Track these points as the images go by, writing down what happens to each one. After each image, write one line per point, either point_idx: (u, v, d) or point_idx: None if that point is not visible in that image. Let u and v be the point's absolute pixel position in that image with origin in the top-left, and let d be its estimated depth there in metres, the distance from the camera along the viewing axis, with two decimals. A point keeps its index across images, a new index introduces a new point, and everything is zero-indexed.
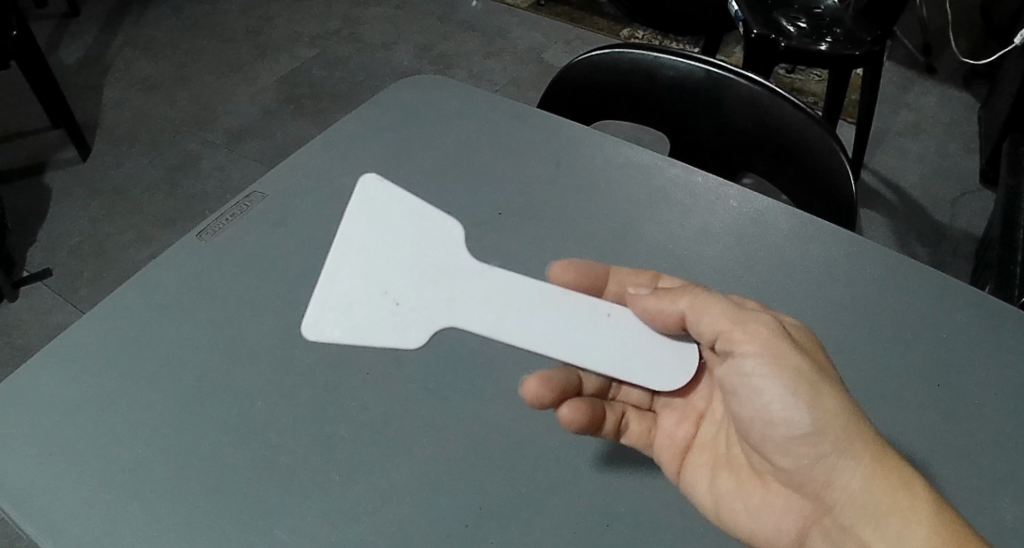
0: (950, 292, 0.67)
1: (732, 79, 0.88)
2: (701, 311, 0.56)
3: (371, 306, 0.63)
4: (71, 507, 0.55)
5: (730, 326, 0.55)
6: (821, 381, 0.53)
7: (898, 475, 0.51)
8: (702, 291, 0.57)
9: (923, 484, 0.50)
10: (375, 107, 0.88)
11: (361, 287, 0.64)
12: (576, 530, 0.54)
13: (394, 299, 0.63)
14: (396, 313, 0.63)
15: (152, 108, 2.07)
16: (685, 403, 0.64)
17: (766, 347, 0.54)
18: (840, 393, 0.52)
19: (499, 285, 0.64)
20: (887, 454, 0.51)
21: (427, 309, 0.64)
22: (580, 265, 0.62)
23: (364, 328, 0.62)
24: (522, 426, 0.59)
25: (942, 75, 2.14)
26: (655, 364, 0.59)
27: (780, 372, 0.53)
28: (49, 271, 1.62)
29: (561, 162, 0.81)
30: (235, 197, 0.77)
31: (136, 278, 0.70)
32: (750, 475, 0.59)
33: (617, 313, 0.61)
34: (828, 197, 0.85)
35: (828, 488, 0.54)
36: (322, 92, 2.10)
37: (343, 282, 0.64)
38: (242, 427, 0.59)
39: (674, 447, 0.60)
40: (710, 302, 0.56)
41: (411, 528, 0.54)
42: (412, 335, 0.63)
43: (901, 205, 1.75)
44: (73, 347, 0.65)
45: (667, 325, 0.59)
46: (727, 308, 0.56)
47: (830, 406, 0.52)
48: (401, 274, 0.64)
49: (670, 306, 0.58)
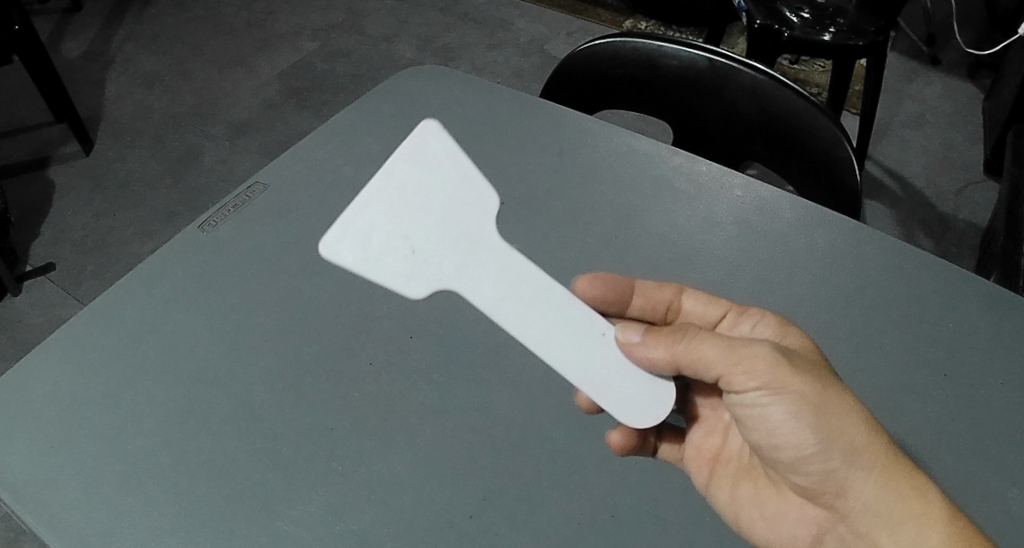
0: (954, 281, 0.67)
1: (734, 68, 0.88)
2: (695, 355, 0.54)
3: (386, 245, 0.56)
4: (77, 498, 0.55)
5: (727, 364, 0.53)
6: (826, 402, 0.51)
7: (909, 482, 0.50)
8: (696, 332, 0.54)
9: (936, 490, 0.49)
10: (378, 98, 0.89)
11: (385, 223, 0.57)
12: (581, 520, 0.54)
13: (411, 247, 0.57)
14: (409, 261, 0.57)
15: (154, 102, 2.07)
16: (713, 415, 0.65)
17: (765, 381, 0.52)
18: (847, 410, 0.51)
19: (510, 270, 0.57)
20: (898, 461, 0.50)
21: (439, 266, 0.57)
22: (607, 280, 0.59)
23: (375, 266, 0.56)
24: (524, 416, 0.60)
25: (946, 65, 2.13)
26: (631, 399, 0.55)
27: (783, 401, 0.52)
28: (53, 265, 1.63)
29: (565, 151, 0.81)
30: (238, 188, 0.78)
31: (140, 269, 0.71)
32: (767, 482, 0.60)
33: (612, 334, 0.56)
34: (831, 185, 0.85)
35: (841, 499, 0.53)
36: (324, 84, 2.10)
37: (369, 209, 0.57)
38: (244, 418, 0.60)
39: (702, 457, 0.60)
40: (703, 346, 0.54)
41: (415, 520, 0.54)
42: (416, 286, 0.57)
43: (904, 196, 1.74)
44: (74, 340, 0.65)
45: (659, 368, 0.55)
46: (721, 346, 0.53)
47: (835, 425, 0.51)
48: (427, 220, 0.57)
49: (662, 359, 0.54)
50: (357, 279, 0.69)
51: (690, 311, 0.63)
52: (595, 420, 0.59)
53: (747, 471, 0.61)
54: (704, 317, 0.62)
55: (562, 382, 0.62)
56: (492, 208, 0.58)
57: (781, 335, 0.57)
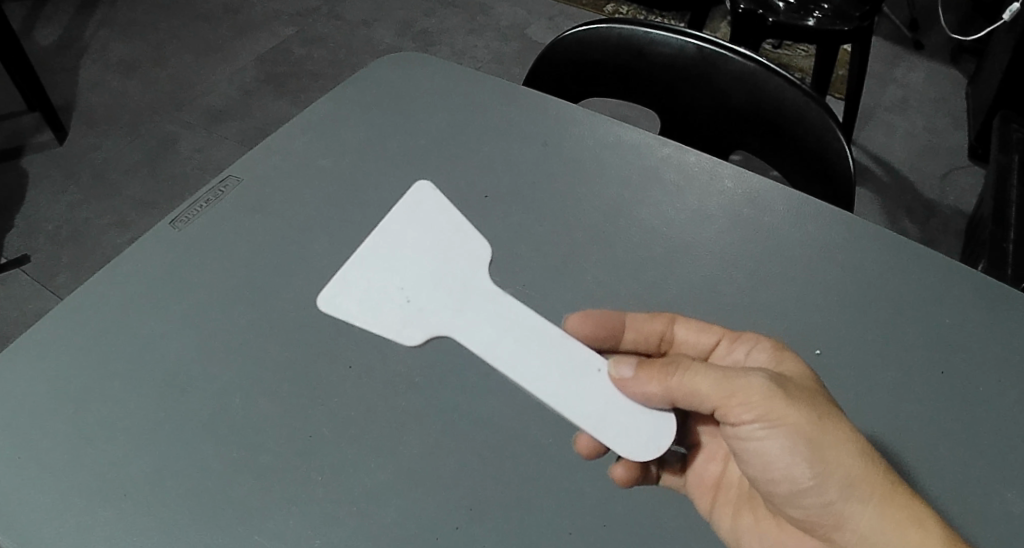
0: (948, 273, 0.66)
1: (724, 55, 0.86)
2: (689, 388, 0.53)
3: (386, 298, 0.61)
4: (43, 513, 0.53)
5: (721, 395, 0.52)
6: (821, 435, 0.50)
7: (912, 513, 0.48)
8: (690, 365, 0.54)
9: (937, 522, 0.47)
10: (356, 86, 0.86)
11: (386, 278, 0.62)
12: (571, 529, 0.52)
13: (406, 296, 0.61)
14: (406, 309, 0.61)
15: (129, 89, 2.01)
16: (714, 441, 0.63)
17: (761, 412, 0.51)
18: (846, 442, 0.49)
19: (501, 313, 0.60)
20: (897, 489, 0.49)
21: (435, 313, 0.60)
22: (596, 316, 0.59)
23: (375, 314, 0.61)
24: (513, 420, 0.58)
25: (930, 49, 2.12)
26: (631, 432, 0.55)
27: (779, 433, 0.51)
28: (27, 257, 1.58)
29: (549, 142, 0.79)
30: (211, 182, 0.75)
31: (108, 269, 0.68)
32: (769, 513, 0.58)
33: (606, 369, 0.57)
34: (824, 175, 0.83)
35: (838, 533, 0.52)
36: (303, 70, 2.05)
37: (369, 267, 0.63)
38: (220, 424, 0.57)
39: (703, 485, 0.58)
40: (697, 378, 0.53)
41: (399, 531, 0.52)
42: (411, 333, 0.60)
43: (890, 182, 1.74)
44: (40, 344, 0.62)
45: (654, 402, 0.55)
46: (717, 381, 0.52)
47: (831, 458, 0.49)
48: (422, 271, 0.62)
49: (656, 393, 0.54)
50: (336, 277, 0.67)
51: (683, 340, 0.61)
52: None
53: (748, 500, 0.59)
54: (698, 345, 0.61)
55: None
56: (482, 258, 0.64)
57: (778, 362, 0.56)
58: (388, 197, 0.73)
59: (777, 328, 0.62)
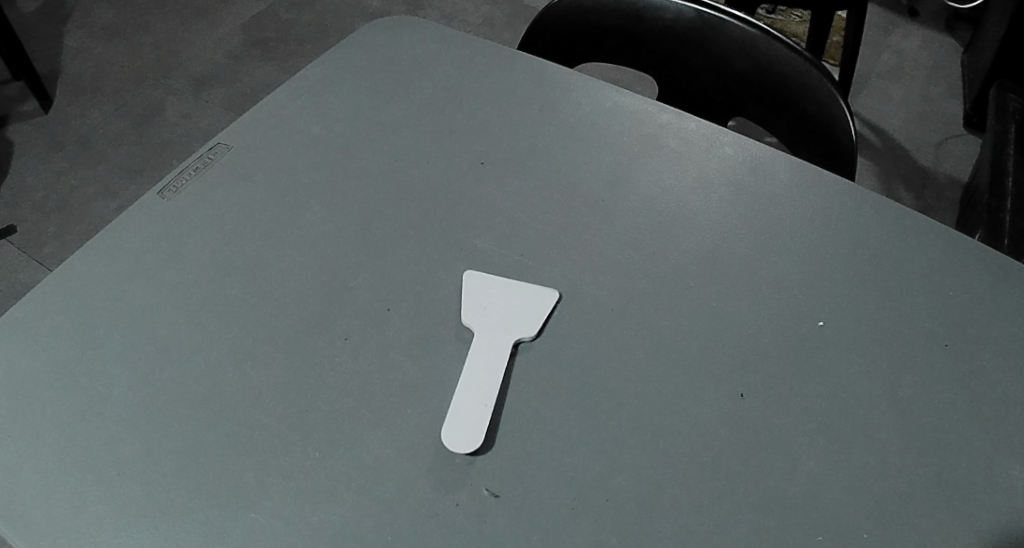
0: (949, 244, 0.65)
1: (724, 20, 0.84)
2: (687, 372, 0.57)
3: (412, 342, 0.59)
4: (35, 492, 0.52)
5: (717, 386, 0.57)
6: (810, 422, 0.55)
7: (900, 496, 0.51)
8: (690, 354, 0.58)
9: (929, 496, 0.51)
10: (345, 50, 0.83)
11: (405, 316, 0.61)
12: (574, 505, 0.51)
13: (430, 335, 0.59)
14: (429, 344, 0.59)
15: (113, 56, 1.96)
16: None
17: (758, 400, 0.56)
18: (830, 428, 0.54)
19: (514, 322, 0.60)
20: (887, 467, 0.53)
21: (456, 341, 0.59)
22: (611, 313, 0.61)
23: (400, 358, 0.58)
24: (512, 393, 0.56)
25: (925, 16, 2.10)
26: (649, 404, 0.56)
27: (776, 417, 0.55)
28: (14, 228, 1.56)
29: (546, 108, 0.77)
30: (198, 150, 0.73)
31: (96, 241, 0.66)
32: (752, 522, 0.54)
33: (621, 348, 0.59)
34: (824, 143, 0.81)
35: (837, 513, 0.50)
36: (289, 35, 2.00)
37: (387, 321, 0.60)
38: (214, 400, 0.56)
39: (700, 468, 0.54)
40: (694, 365, 0.58)
41: (400, 506, 0.51)
42: (441, 362, 0.58)
43: (886, 151, 1.73)
44: (28, 320, 0.61)
45: (649, 390, 0.56)
46: (714, 370, 0.57)
47: (821, 441, 0.54)
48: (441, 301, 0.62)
49: (655, 376, 0.57)
50: (330, 249, 0.65)
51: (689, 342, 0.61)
52: (588, 394, 0.56)
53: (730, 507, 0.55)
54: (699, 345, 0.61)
55: (553, 355, 0.58)
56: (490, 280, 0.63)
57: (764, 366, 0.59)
58: (380, 166, 0.71)
59: (779, 298, 0.62)
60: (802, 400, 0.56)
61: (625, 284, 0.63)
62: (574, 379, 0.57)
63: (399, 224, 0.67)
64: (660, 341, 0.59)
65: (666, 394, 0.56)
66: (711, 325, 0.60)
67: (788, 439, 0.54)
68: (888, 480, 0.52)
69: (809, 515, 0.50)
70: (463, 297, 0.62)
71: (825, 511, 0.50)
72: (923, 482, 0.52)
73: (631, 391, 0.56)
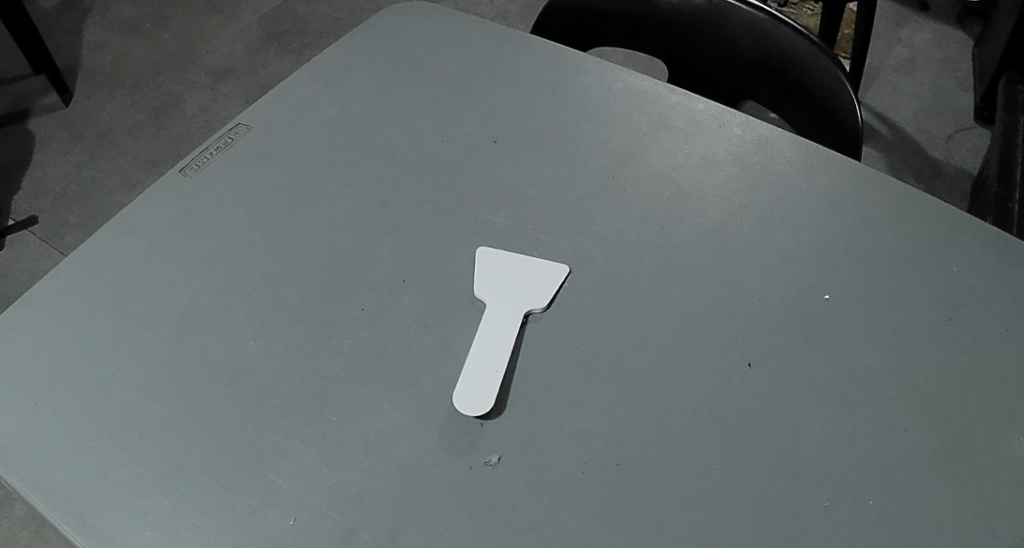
0: (956, 223, 0.66)
1: (733, 5, 0.85)
2: (693, 342, 0.59)
3: (427, 314, 0.61)
4: (65, 454, 0.54)
5: (724, 354, 0.58)
6: (813, 387, 0.56)
7: (900, 461, 0.52)
8: (697, 324, 0.60)
9: (929, 462, 0.52)
10: (362, 36, 0.85)
11: (420, 290, 0.62)
12: (584, 469, 0.52)
13: (444, 307, 0.61)
14: (444, 315, 0.61)
15: (133, 49, 1.99)
16: None
17: (761, 365, 0.57)
18: (833, 393, 0.56)
19: (524, 296, 0.61)
20: (890, 432, 0.54)
21: (469, 312, 0.61)
22: (621, 286, 0.62)
23: (415, 327, 0.60)
24: (523, 361, 0.58)
25: (937, 10, 2.09)
26: (659, 371, 0.57)
27: (779, 382, 0.56)
28: (35, 218, 1.59)
29: (558, 89, 0.78)
30: (219, 131, 0.74)
31: (120, 217, 0.68)
32: None
33: (630, 319, 0.60)
34: (830, 125, 0.81)
35: (840, 475, 0.52)
36: (304, 29, 2.02)
37: (404, 293, 0.62)
38: (234, 368, 0.58)
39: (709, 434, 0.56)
40: (699, 334, 0.59)
41: (415, 469, 0.53)
42: (454, 331, 0.60)
43: (895, 141, 1.74)
44: (57, 293, 0.63)
45: (656, 358, 0.58)
46: (720, 338, 0.59)
47: (823, 405, 0.55)
48: (457, 275, 0.63)
49: (663, 345, 0.58)
50: (347, 224, 0.67)
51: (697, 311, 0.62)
52: (598, 364, 0.57)
53: None
54: None
55: (564, 324, 0.60)
56: (501, 253, 0.64)
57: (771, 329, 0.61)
58: (396, 146, 0.73)
59: (784, 272, 0.63)
60: (809, 370, 0.57)
61: (634, 258, 0.64)
62: (586, 348, 0.58)
63: (415, 201, 0.68)
64: (670, 313, 0.60)
65: (675, 363, 0.57)
66: (719, 297, 0.61)
67: (794, 408, 0.55)
68: (891, 448, 0.53)
69: (814, 479, 0.52)
70: (478, 268, 0.63)
71: (829, 477, 0.52)
72: (927, 450, 0.53)
73: (641, 360, 0.58)
